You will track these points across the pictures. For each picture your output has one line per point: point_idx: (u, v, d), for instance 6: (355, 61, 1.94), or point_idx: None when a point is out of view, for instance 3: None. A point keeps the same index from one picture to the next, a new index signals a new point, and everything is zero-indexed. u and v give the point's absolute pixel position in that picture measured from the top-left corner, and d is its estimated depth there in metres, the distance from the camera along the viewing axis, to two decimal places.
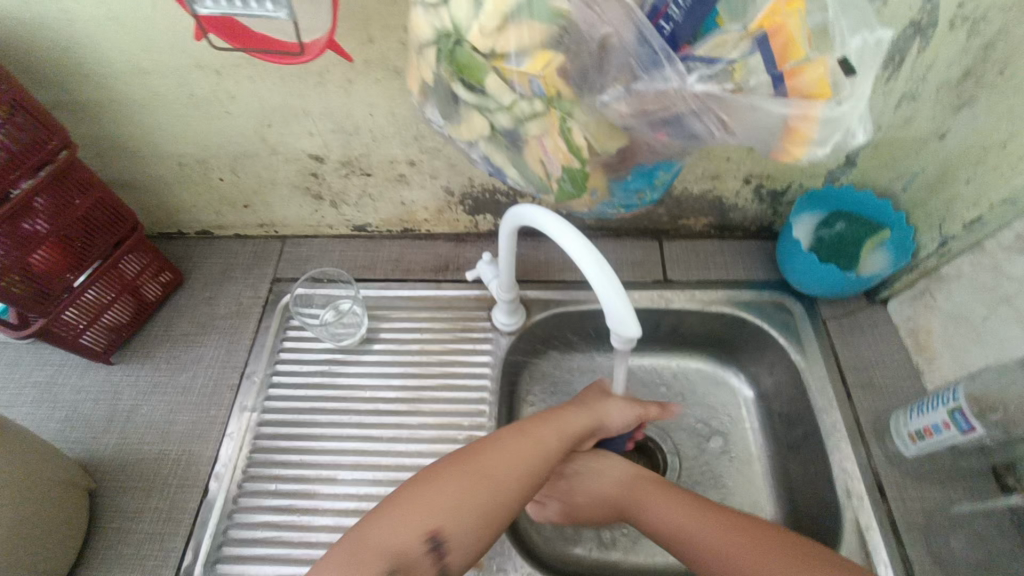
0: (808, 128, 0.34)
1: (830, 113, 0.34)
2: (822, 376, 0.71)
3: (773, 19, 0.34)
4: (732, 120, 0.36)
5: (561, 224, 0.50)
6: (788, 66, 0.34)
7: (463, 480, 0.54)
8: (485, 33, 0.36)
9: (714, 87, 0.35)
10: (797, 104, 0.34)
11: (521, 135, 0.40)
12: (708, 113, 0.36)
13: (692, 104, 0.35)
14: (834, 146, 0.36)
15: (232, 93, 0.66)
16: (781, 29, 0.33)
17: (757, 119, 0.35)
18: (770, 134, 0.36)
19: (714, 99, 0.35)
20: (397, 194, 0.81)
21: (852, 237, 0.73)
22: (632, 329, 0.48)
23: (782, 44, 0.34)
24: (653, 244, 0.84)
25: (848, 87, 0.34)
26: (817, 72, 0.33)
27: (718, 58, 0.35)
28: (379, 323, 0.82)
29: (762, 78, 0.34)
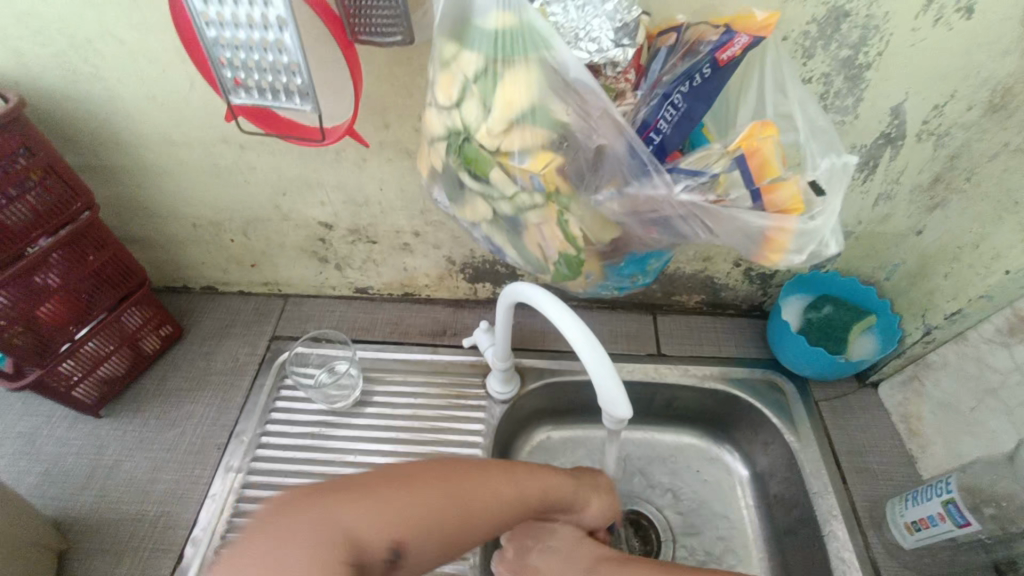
0: (784, 238, 0.38)
1: (804, 226, 0.37)
2: (816, 461, 0.71)
3: (748, 143, 0.37)
4: (715, 226, 0.39)
5: (551, 299, 0.53)
6: (765, 182, 0.37)
7: (446, 512, 0.44)
8: (492, 134, 0.39)
9: (698, 197, 0.38)
10: (774, 217, 0.37)
11: (521, 222, 0.43)
12: (694, 218, 0.39)
13: (679, 210, 0.39)
14: (807, 254, 0.39)
15: (252, 164, 0.70)
16: (757, 152, 0.37)
17: (738, 228, 0.39)
18: (751, 242, 0.39)
19: (698, 208, 0.38)
20: (400, 260, 0.83)
21: (839, 322, 0.75)
22: (624, 410, 0.50)
23: (757, 166, 0.37)
24: (646, 318, 0.87)
25: (820, 204, 0.37)
26: (790, 191, 0.37)
27: (703, 170, 0.38)
28: (374, 386, 0.82)
29: (742, 192, 0.38)
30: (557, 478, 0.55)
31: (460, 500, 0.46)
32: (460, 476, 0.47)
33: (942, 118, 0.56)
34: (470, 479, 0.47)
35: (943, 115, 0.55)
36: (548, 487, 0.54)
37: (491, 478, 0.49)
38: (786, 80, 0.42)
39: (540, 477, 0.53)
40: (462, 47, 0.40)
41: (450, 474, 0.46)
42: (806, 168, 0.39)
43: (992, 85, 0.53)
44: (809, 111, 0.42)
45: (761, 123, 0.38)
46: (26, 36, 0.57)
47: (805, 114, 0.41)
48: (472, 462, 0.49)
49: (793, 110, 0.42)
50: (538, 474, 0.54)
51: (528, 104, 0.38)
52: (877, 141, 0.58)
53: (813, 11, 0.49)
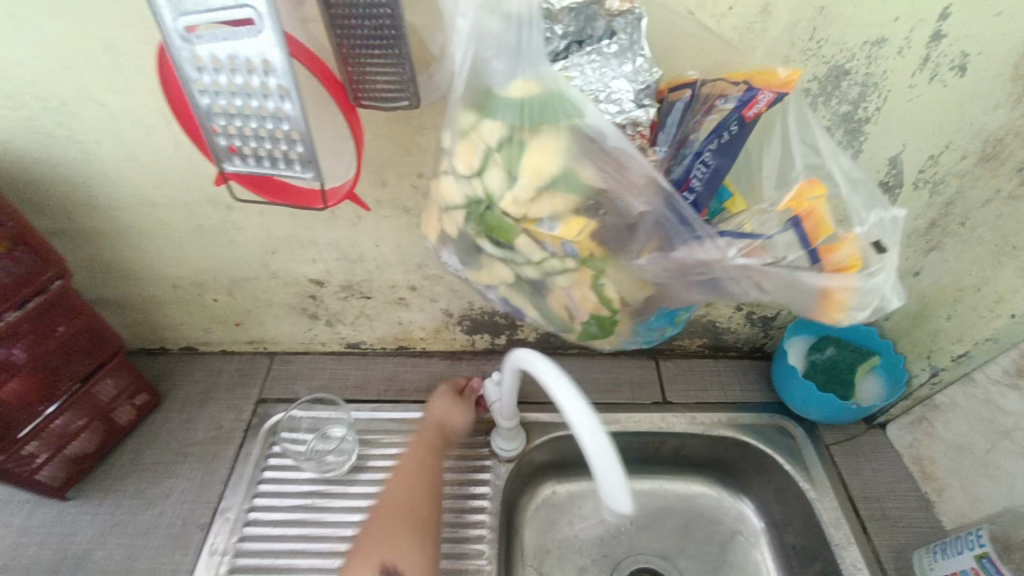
0: (845, 296, 0.37)
1: (865, 284, 0.37)
2: (835, 510, 0.69)
3: (800, 205, 0.37)
4: (768, 286, 0.39)
5: (555, 371, 0.50)
6: (821, 242, 0.37)
7: (421, 501, 0.66)
8: (519, 202, 0.37)
9: (753, 260, 0.37)
10: (837, 278, 0.37)
11: (547, 287, 0.41)
12: (746, 279, 0.39)
13: (731, 272, 0.38)
14: (868, 309, 0.38)
15: (240, 224, 0.66)
16: (809, 213, 0.37)
17: (797, 288, 0.38)
18: (810, 300, 0.38)
19: (752, 270, 0.38)
20: (395, 314, 0.80)
21: (846, 363, 0.74)
22: (625, 504, 0.44)
23: (812, 229, 0.37)
24: (649, 364, 0.86)
25: (878, 261, 0.37)
26: (849, 249, 0.37)
27: (751, 233, 0.38)
28: (368, 450, 0.77)
29: (799, 255, 0.37)
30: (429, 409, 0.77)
31: (413, 478, 0.68)
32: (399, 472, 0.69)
33: (936, 167, 0.57)
34: (410, 468, 0.69)
35: (938, 164, 0.57)
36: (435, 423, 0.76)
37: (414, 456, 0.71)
38: (814, 134, 0.41)
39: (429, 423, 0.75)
40: (484, 116, 0.38)
41: (400, 479, 0.68)
42: (854, 220, 0.38)
43: (983, 137, 0.54)
44: (843, 164, 0.41)
45: (807, 184, 0.38)
46: None
47: (839, 166, 0.41)
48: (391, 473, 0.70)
49: (827, 162, 0.41)
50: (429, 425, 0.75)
51: (559, 171, 0.37)
52: (876, 189, 0.59)
53: (814, 70, 0.49)
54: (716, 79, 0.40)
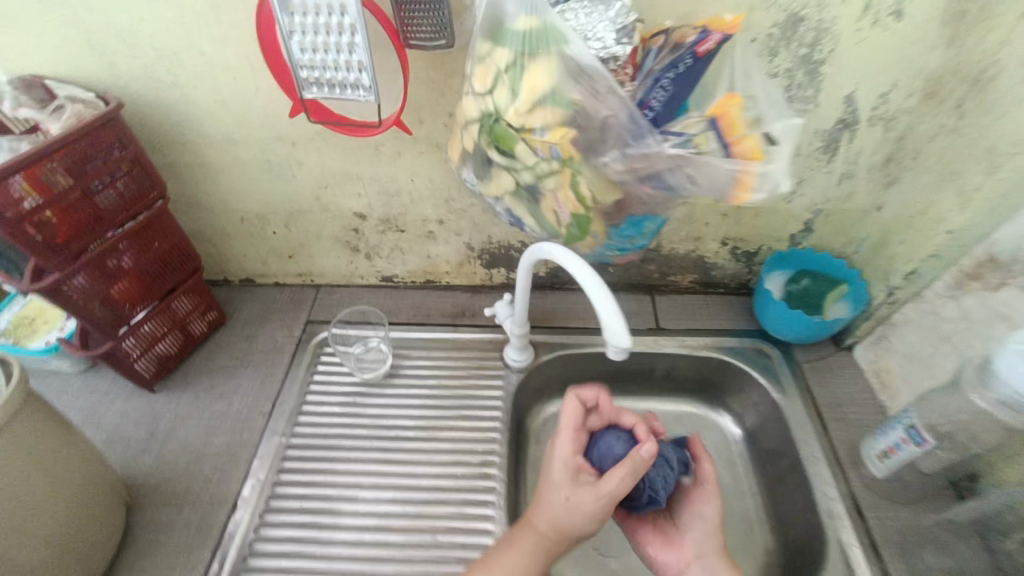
0: (750, 178, 0.48)
1: (764, 169, 0.48)
2: (800, 412, 0.80)
3: (720, 109, 0.49)
4: (697, 175, 0.49)
5: (567, 253, 0.62)
6: (732, 137, 0.49)
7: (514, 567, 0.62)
8: (519, 113, 0.50)
9: (684, 151, 0.49)
10: (741, 161, 0.48)
11: (539, 189, 0.53)
12: (680, 170, 0.50)
13: (669, 164, 0.49)
14: (767, 194, 0.50)
15: (301, 160, 0.80)
16: (724, 115, 0.49)
17: (717, 174, 0.49)
18: (725, 185, 0.49)
19: (683, 160, 0.49)
20: (424, 247, 0.93)
21: (817, 291, 0.85)
22: (625, 339, 0.58)
23: (726, 126, 0.49)
24: (646, 298, 0.96)
25: (774, 153, 0.49)
26: (751, 142, 0.49)
27: (686, 133, 0.50)
28: (402, 361, 0.92)
29: (715, 145, 0.49)
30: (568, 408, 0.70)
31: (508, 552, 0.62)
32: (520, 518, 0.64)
33: (887, 105, 0.67)
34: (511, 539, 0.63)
35: (887, 103, 0.67)
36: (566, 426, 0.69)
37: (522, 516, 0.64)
38: (749, 71, 0.54)
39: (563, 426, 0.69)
40: (497, 46, 0.51)
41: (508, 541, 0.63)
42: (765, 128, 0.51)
43: (924, 77, 0.64)
44: (769, 93, 0.54)
45: (728, 98, 0.50)
46: (122, 49, 0.68)
47: (765, 94, 0.54)
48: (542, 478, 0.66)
49: (756, 92, 0.54)
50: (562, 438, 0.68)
51: (548, 87, 0.49)
52: (835, 126, 0.69)
53: (774, 18, 0.60)
54: (679, 28, 0.53)
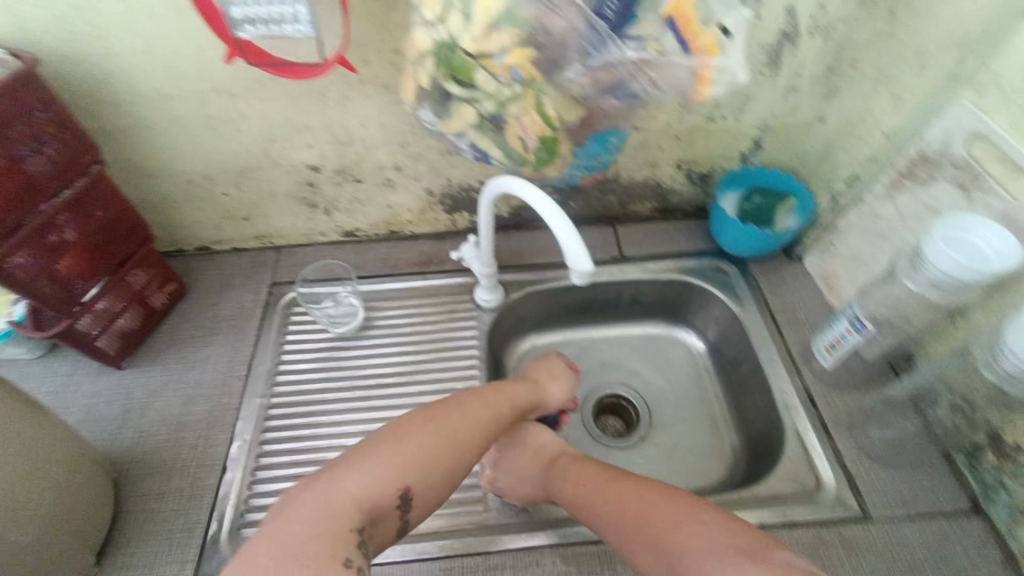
0: (709, 73, 0.51)
1: (721, 63, 0.51)
2: (757, 321, 0.86)
3: (672, 8, 0.48)
4: (659, 77, 0.52)
5: (528, 185, 0.63)
6: (689, 37, 0.49)
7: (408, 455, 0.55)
8: (475, 40, 0.48)
9: (644, 54, 0.50)
10: (698, 58, 0.50)
11: (504, 117, 0.53)
12: (642, 73, 0.51)
13: (631, 68, 0.51)
14: (726, 85, 0.53)
15: (243, 112, 0.76)
16: (680, 14, 0.48)
17: (676, 72, 0.51)
18: (685, 82, 0.52)
19: (645, 63, 0.51)
20: (383, 197, 0.92)
21: (766, 206, 0.90)
22: (587, 262, 0.59)
23: (680, 26, 0.49)
24: (608, 229, 0.99)
25: (729, 46, 0.50)
26: (707, 38, 0.50)
27: (643, 36, 0.50)
28: (374, 313, 0.92)
29: (673, 46, 0.50)
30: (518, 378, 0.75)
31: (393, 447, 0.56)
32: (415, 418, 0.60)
33: (824, 13, 0.68)
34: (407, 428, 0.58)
35: (825, 11, 0.68)
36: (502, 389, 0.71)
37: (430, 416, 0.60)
38: None
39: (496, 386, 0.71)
40: None
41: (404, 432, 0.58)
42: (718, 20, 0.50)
43: None
44: None
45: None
46: None
47: None
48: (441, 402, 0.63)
49: None
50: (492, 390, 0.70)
51: (503, 7, 0.47)
52: (777, 38, 0.70)
53: None
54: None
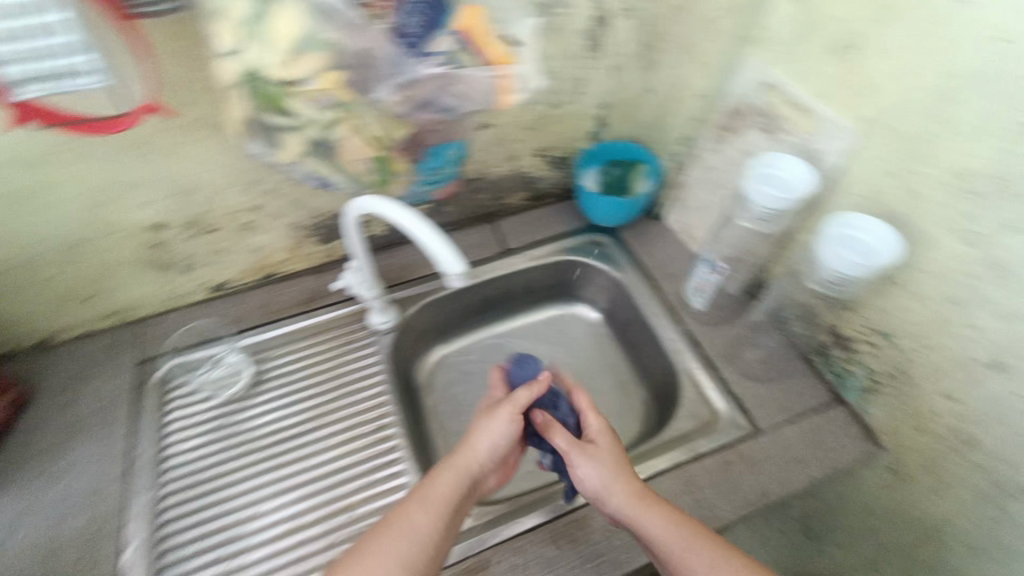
0: (505, 80, 0.59)
1: (515, 69, 0.57)
2: (637, 282, 0.93)
3: (463, 24, 0.52)
4: (465, 88, 0.57)
5: (378, 198, 0.61)
6: (484, 50, 0.55)
7: None
8: (282, 67, 0.49)
9: (442, 68, 0.55)
10: (491, 70, 0.56)
11: (332, 141, 0.57)
12: (449, 86, 0.56)
13: (437, 80, 0.55)
14: (523, 89, 0.59)
15: (43, 185, 0.66)
16: (470, 29, 0.53)
17: (478, 85, 0.56)
18: (488, 89, 0.58)
19: (447, 75, 0.56)
20: (247, 241, 0.86)
21: (623, 177, 0.95)
22: (459, 264, 0.59)
23: (472, 40, 0.54)
24: (489, 226, 1.00)
25: (518, 51, 0.57)
26: (499, 49, 0.55)
27: (440, 52, 0.53)
28: (264, 365, 0.86)
29: (471, 58, 0.54)
30: (472, 431, 0.65)
31: None
32: (364, 542, 0.56)
33: None
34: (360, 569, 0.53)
35: None
36: (461, 460, 0.62)
37: (379, 538, 0.56)
38: None
39: (458, 454, 0.63)
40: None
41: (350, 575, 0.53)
42: (508, 28, 0.55)
43: None
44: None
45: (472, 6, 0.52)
46: None
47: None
48: (398, 508, 0.58)
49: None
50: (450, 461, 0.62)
51: (302, 33, 0.48)
52: (594, 22, 0.74)
53: None
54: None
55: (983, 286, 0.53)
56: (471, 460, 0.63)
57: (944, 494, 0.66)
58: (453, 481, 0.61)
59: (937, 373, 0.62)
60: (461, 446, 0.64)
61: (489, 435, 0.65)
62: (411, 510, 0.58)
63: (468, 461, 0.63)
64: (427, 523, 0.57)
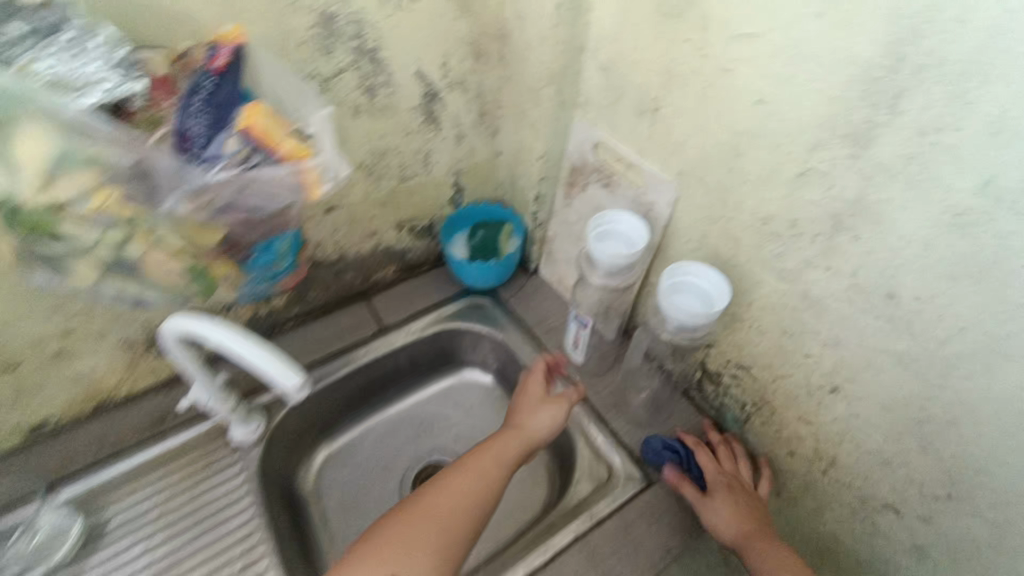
0: (313, 177, 0.48)
1: (319, 162, 0.49)
2: (520, 340, 0.92)
3: (246, 122, 0.45)
4: (267, 189, 0.49)
5: (195, 318, 0.55)
6: (275, 144, 0.46)
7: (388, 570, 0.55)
8: (36, 191, 0.41)
9: (234, 171, 0.46)
10: (290, 167, 0.47)
11: (129, 262, 0.48)
12: (245, 188, 0.48)
13: (230, 184, 0.47)
14: (334, 181, 0.52)
15: None
16: (255, 125, 0.45)
17: (274, 183, 0.48)
18: (292, 190, 0.49)
19: (241, 178, 0.46)
20: (64, 371, 0.73)
21: (490, 238, 0.95)
22: (294, 377, 0.53)
23: (260, 138, 0.46)
24: (362, 304, 0.95)
25: (317, 145, 0.50)
26: (292, 143, 0.47)
27: (226, 153, 0.46)
28: (101, 514, 0.73)
29: (262, 157, 0.47)
30: (534, 413, 0.72)
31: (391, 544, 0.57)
32: (417, 500, 0.61)
33: (454, 70, 0.74)
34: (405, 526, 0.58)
35: (453, 69, 0.74)
36: (523, 426, 0.71)
37: (436, 492, 0.62)
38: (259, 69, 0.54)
39: (513, 428, 0.71)
40: None
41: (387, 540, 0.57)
42: (302, 122, 0.51)
43: (466, 41, 0.72)
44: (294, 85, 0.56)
45: (252, 105, 0.46)
46: None
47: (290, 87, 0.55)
48: (433, 480, 0.64)
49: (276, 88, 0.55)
50: (509, 431, 0.70)
51: (56, 152, 0.41)
52: (426, 98, 0.75)
53: (307, 19, 0.59)
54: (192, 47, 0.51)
55: (803, 316, 0.57)
56: (539, 432, 0.71)
57: (825, 510, 0.67)
58: (505, 454, 0.67)
59: (791, 399, 0.65)
60: (518, 414, 0.73)
61: (548, 419, 0.72)
62: (478, 469, 0.65)
63: (508, 440, 0.69)
64: (469, 494, 0.62)
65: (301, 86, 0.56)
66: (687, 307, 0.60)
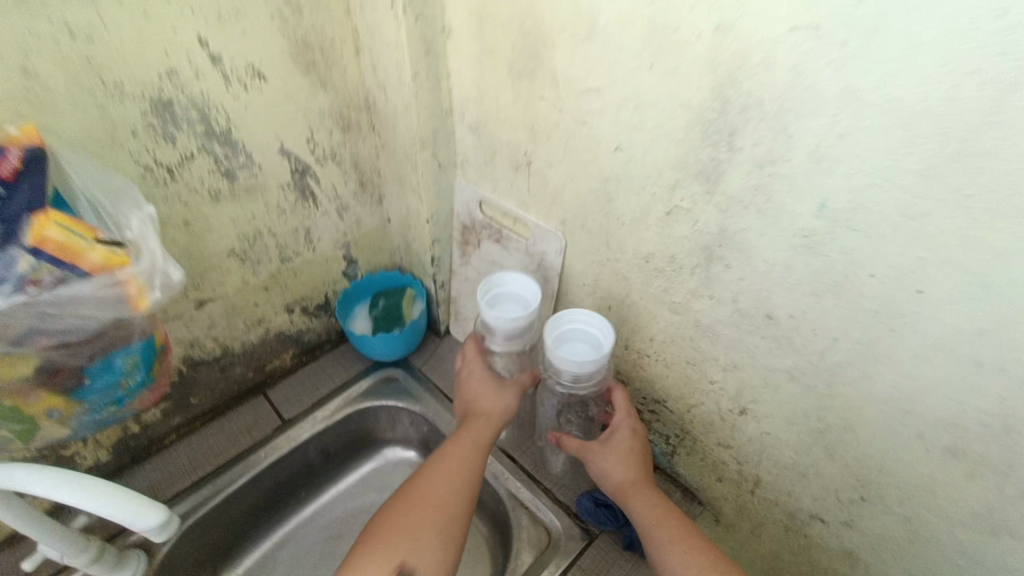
0: (137, 286, 0.50)
1: (139, 270, 0.50)
2: (438, 409, 0.86)
3: (36, 237, 0.43)
4: (69, 306, 0.48)
5: (16, 467, 0.45)
6: (81, 256, 0.46)
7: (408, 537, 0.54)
8: None
9: (20, 296, 0.44)
10: (105, 281, 0.47)
11: None
12: (40, 308, 0.46)
13: (21, 309, 0.45)
14: (166, 287, 0.54)
15: None
16: (48, 241, 0.44)
17: (84, 299, 0.47)
18: (110, 302, 0.49)
19: (29, 302, 0.45)
20: None
21: (393, 306, 0.91)
22: (150, 518, 0.47)
23: (59, 253, 0.45)
24: (259, 400, 0.86)
25: (137, 253, 0.51)
26: (102, 255, 0.47)
27: (10, 274, 0.43)
28: None
29: (61, 273, 0.45)
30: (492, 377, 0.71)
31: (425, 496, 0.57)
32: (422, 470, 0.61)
33: (322, 145, 0.73)
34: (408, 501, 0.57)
35: (321, 144, 0.72)
36: (484, 397, 0.69)
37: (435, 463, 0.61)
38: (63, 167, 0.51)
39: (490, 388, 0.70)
40: None
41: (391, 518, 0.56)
42: (116, 230, 0.52)
43: (330, 116, 0.71)
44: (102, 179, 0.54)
45: (44, 211, 0.44)
46: None
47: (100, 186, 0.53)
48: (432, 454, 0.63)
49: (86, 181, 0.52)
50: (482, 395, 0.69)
51: None
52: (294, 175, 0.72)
53: (137, 109, 0.55)
54: None
55: (698, 344, 0.58)
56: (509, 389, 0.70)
57: (762, 532, 0.66)
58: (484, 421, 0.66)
59: (706, 426, 0.65)
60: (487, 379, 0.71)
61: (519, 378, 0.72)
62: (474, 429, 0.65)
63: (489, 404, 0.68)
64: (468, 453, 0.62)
65: (119, 189, 0.55)
66: (577, 355, 0.59)
